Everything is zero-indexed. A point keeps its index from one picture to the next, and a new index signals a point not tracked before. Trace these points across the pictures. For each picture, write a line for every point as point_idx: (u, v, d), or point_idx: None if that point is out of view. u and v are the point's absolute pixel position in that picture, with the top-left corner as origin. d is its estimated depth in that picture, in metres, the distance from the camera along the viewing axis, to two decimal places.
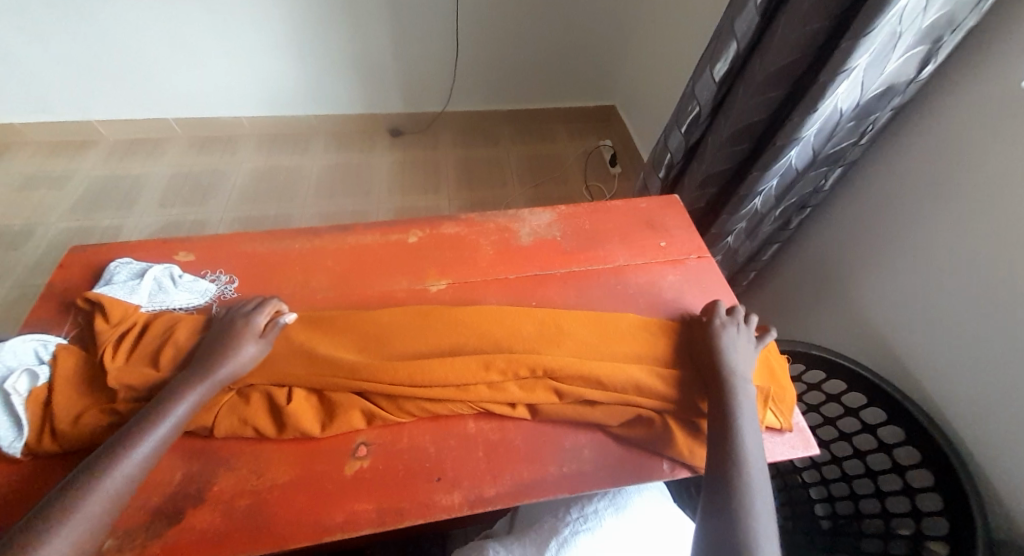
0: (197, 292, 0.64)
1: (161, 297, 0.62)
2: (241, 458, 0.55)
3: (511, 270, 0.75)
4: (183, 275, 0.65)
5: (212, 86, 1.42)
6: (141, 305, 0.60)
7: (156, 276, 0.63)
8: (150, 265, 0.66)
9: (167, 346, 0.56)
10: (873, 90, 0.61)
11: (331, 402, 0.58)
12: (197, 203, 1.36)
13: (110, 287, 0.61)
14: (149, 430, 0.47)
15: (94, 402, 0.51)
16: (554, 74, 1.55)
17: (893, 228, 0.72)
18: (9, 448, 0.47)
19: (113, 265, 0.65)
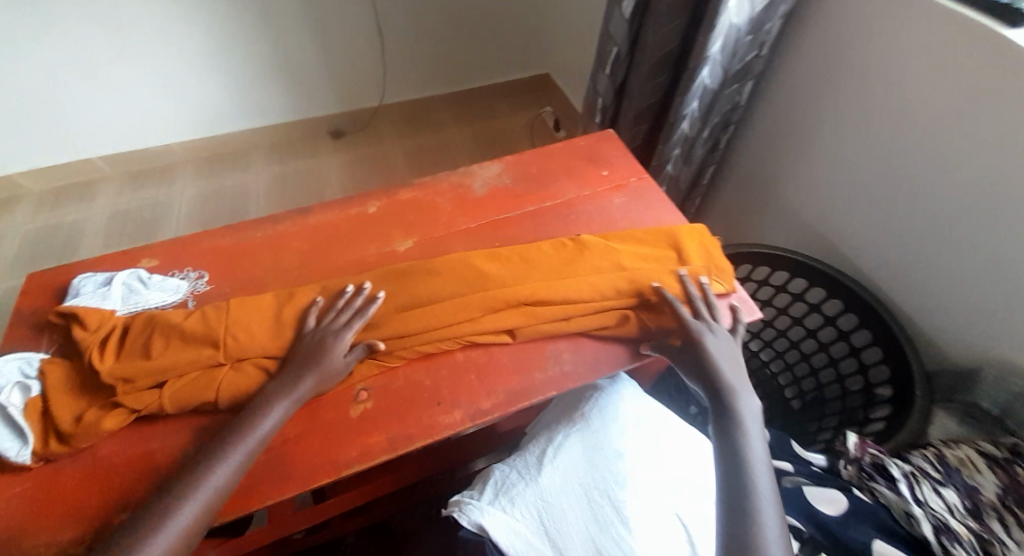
0: (170, 289, 0.59)
1: (136, 298, 0.57)
2: None
3: (474, 219, 0.71)
4: (153, 275, 0.61)
5: (134, 118, 1.47)
6: (116, 309, 0.56)
7: (125, 280, 0.59)
8: (117, 273, 0.61)
9: (154, 336, 0.52)
10: (760, 2, 0.71)
11: None
12: (146, 237, 1.42)
13: (79, 298, 0.55)
14: (242, 439, 0.44)
15: (95, 400, 0.49)
16: (484, 49, 1.68)
17: (808, 123, 0.82)
18: (17, 456, 0.45)
19: (76, 280, 0.59)
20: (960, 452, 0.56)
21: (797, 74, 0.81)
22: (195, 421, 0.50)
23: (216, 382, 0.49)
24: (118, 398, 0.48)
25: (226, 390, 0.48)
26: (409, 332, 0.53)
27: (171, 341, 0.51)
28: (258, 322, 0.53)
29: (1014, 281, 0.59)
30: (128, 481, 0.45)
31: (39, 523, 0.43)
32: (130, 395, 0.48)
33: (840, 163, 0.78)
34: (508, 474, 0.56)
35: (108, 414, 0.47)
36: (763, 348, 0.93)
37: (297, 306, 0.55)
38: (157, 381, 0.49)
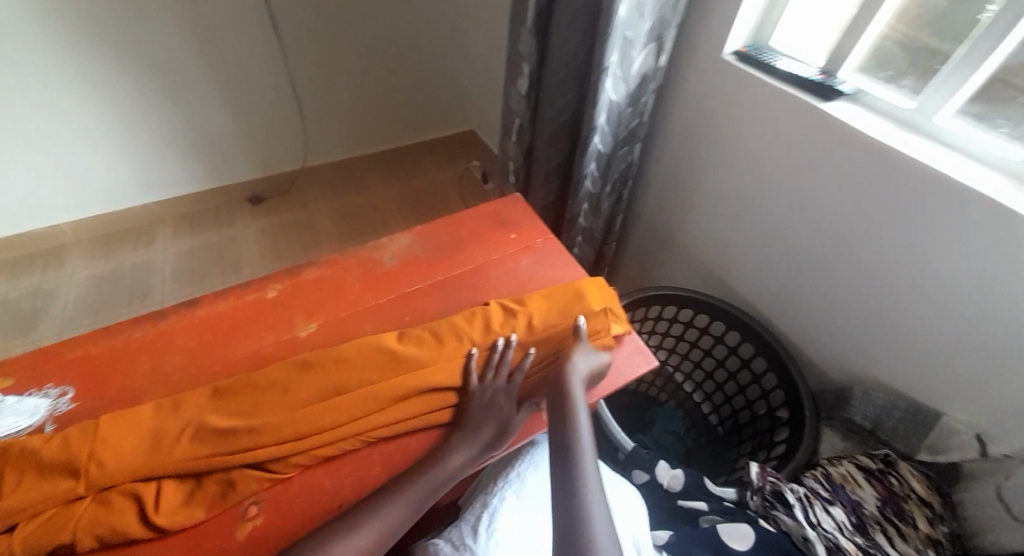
0: (27, 412, 0.53)
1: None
2: None
3: (383, 295, 0.70)
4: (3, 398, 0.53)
5: (14, 201, 1.34)
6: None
7: None
8: None
9: (5, 471, 0.45)
10: (633, 80, 0.78)
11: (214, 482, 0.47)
12: (26, 332, 1.26)
13: None
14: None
15: None
16: (402, 111, 1.72)
17: (689, 176, 0.89)
18: None
19: None
20: (843, 468, 0.63)
21: (673, 137, 0.89)
22: None
23: (74, 521, 0.42)
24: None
25: (86, 531, 0.42)
26: (306, 434, 0.50)
27: (26, 475, 0.44)
28: (130, 439, 0.48)
29: (870, 309, 0.66)
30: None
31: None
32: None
33: (720, 214, 0.86)
34: (444, 549, 0.54)
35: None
36: (686, 379, 0.99)
37: (179, 416, 0.50)
38: (3, 527, 0.42)
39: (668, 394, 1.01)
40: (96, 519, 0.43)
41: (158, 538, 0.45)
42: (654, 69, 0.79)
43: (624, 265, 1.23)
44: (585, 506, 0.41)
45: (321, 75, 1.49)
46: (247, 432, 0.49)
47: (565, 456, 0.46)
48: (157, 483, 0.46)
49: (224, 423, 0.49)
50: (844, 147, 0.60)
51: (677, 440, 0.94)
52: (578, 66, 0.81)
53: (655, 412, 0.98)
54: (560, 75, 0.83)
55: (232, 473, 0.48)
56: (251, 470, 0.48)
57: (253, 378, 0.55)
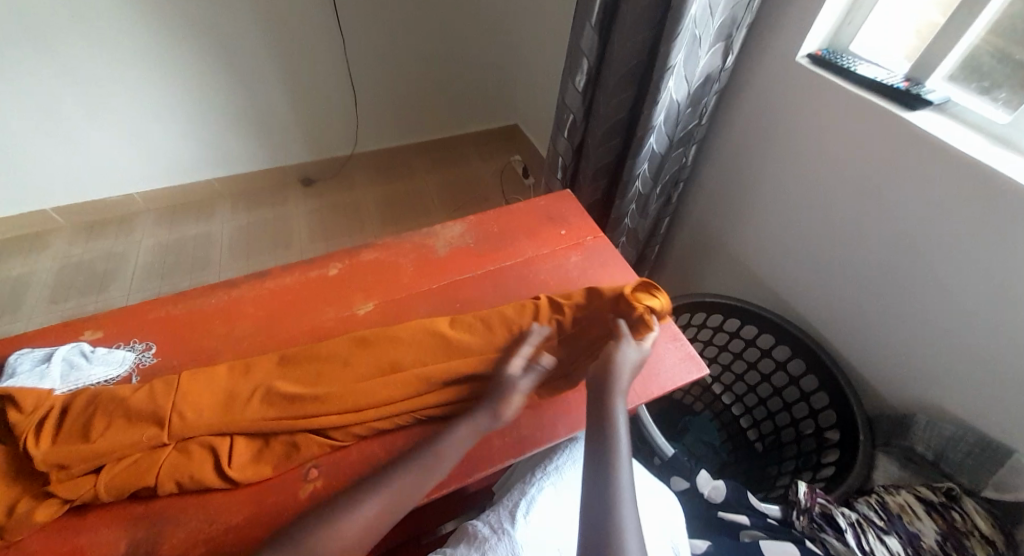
0: (115, 363, 0.58)
1: (76, 375, 0.55)
2: (187, 511, 0.47)
3: (434, 280, 0.72)
4: (96, 348, 0.59)
5: (94, 170, 1.44)
6: (55, 388, 0.53)
7: (66, 355, 0.56)
8: (56, 347, 0.58)
9: (94, 415, 0.49)
10: (696, 80, 0.77)
11: (277, 444, 0.51)
12: (97, 291, 1.36)
13: (13, 377, 0.52)
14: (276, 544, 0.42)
15: (24, 489, 0.46)
16: (453, 102, 1.74)
17: (747, 182, 0.87)
18: None
19: (11, 357, 0.56)
20: (901, 498, 0.60)
21: (733, 141, 0.87)
22: (133, 509, 0.47)
23: (158, 467, 0.47)
24: (51, 488, 0.45)
25: (168, 477, 0.46)
26: (366, 408, 0.52)
27: (113, 421, 0.48)
28: (205, 396, 0.51)
29: (938, 331, 0.63)
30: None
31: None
32: (64, 485, 0.45)
33: (778, 223, 0.83)
34: (482, 529, 0.54)
35: (40, 506, 0.44)
36: (725, 391, 0.97)
37: (248, 380, 0.54)
38: (94, 467, 0.46)
39: (703, 404, 0.98)
40: (177, 466, 0.47)
41: (229, 490, 0.49)
42: (719, 70, 0.78)
43: (667, 269, 1.21)
44: (615, 508, 0.42)
45: (379, 63, 1.53)
46: (312, 399, 0.52)
47: (600, 458, 0.46)
48: (229, 439, 0.50)
49: (290, 390, 0.52)
50: (926, 160, 0.58)
51: (711, 452, 0.91)
52: (638, 65, 0.80)
53: (689, 420, 0.96)
54: (618, 75, 0.82)
55: (297, 437, 0.51)
56: (313, 435, 0.51)
57: (314, 350, 0.57)
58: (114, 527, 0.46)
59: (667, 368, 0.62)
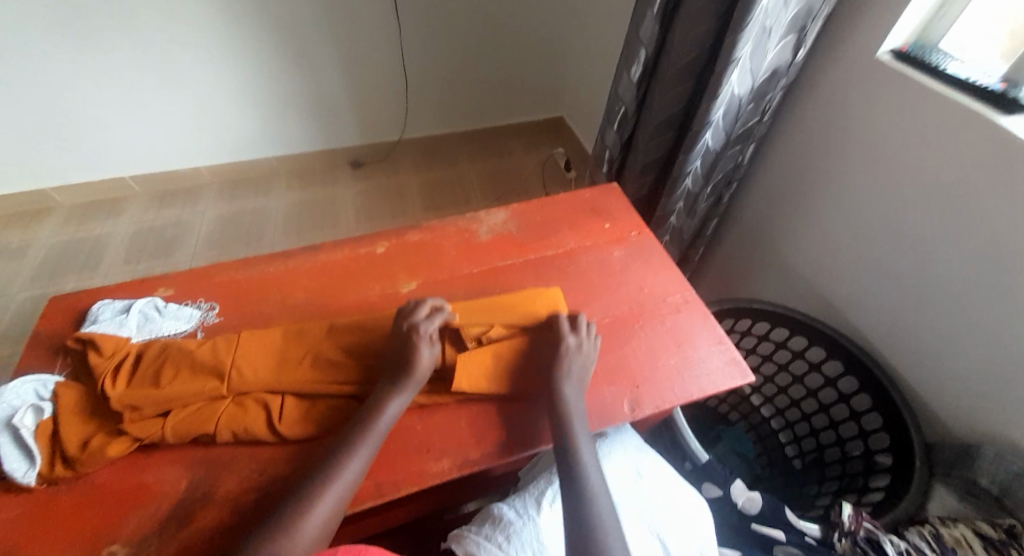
0: (183, 319, 0.63)
1: (151, 326, 0.61)
2: (240, 460, 0.51)
3: (477, 264, 0.73)
4: (168, 304, 0.64)
5: (167, 142, 1.55)
6: (130, 336, 0.58)
7: (142, 308, 0.62)
8: (133, 301, 0.64)
9: (164, 365, 0.53)
10: (761, 75, 0.74)
11: (324, 407, 0.53)
12: (164, 255, 1.46)
13: (96, 324, 0.59)
14: (330, 485, 0.44)
15: (101, 425, 0.50)
16: (504, 92, 1.75)
17: (808, 184, 0.83)
18: (23, 478, 0.47)
19: (95, 307, 0.62)
20: (957, 531, 0.57)
21: (797, 140, 0.84)
22: (193, 453, 0.51)
23: (217, 416, 0.50)
24: (124, 426, 0.49)
25: (225, 426, 0.50)
26: None
27: (180, 370, 0.53)
28: (260, 355, 0.55)
29: (1013, 355, 0.58)
30: (125, 509, 0.47)
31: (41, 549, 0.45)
32: (135, 424, 0.49)
33: (839, 231, 0.79)
34: (507, 513, 0.54)
35: (112, 441, 0.49)
36: (765, 404, 0.93)
37: (301, 344, 0.57)
38: (161, 411, 0.51)
39: (739, 415, 0.95)
40: (235, 416, 0.51)
41: (278, 444, 0.52)
42: (787, 65, 0.74)
43: (711, 272, 1.18)
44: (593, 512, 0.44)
45: (432, 48, 1.55)
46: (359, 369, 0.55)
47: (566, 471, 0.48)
48: (281, 397, 0.53)
49: (337, 356, 0.56)
50: (1016, 169, 0.53)
51: (744, 463, 0.89)
52: (700, 56, 0.78)
53: (723, 430, 0.94)
54: (678, 67, 0.80)
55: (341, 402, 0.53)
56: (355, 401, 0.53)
57: (362, 323, 0.59)
58: (175, 468, 0.50)
59: (707, 374, 0.60)
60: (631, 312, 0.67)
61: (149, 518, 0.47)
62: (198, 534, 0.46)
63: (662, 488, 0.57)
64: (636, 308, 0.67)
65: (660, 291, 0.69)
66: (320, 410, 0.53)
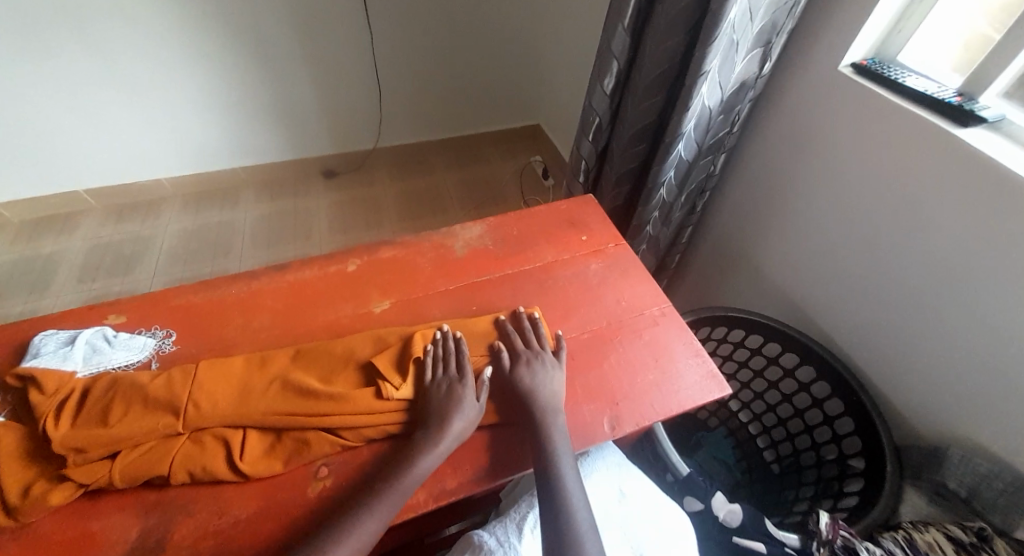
0: (136, 348, 0.59)
1: (99, 358, 0.56)
2: (199, 502, 0.47)
3: (452, 281, 0.71)
4: (118, 333, 0.60)
5: (126, 154, 1.48)
6: (76, 370, 0.54)
7: (89, 339, 0.57)
8: (79, 330, 0.59)
9: (115, 401, 0.50)
10: (731, 87, 0.75)
11: (290, 441, 0.50)
12: (124, 273, 1.39)
13: (36, 359, 0.54)
14: (342, 533, 0.43)
15: (44, 469, 0.46)
16: (477, 100, 1.74)
17: (778, 192, 0.85)
18: None
19: (36, 338, 0.57)
20: (929, 535, 0.58)
21: (766, 152, 0.85)
22: (147, 496, 0.48)
23: (172, 455, 0.47)
24: (68, 471, 0.45)
25: (182, 467, 0.47)
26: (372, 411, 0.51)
27: (132, 406, 0.49)
28: (220, 386, 0.52)
29: (977, 360, 0.60)
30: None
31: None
32: (80, 468, 0.46)
33: (809, 241, 0.81)
34: (487, 540, 0.52)
35: (55, 488, 0.45)
36: (742, 409, 0.93)
37: (265, 374, 0.54)
38: (110, 452, 0.47)
39: (718, 420, 0.95)
40: (191, 456, 0.48)
41: (241, 483, 0.49)
42: (755, 77, 0.75)
43: (686, 279, 1.19)
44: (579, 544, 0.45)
45: (403, 56, 1.53)
46: (326, 400, 0.51)
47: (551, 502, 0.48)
48: (243, 431, 0.50)
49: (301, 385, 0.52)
50: (974, 180, 0.55)
51: (724, 470, 0.89)
52: (670, 70, 0.78)
53: (704, 436, 0.94)
54: (649, 78, 0.80)
55: (308, 433, 0.50)
56: (324, 433, 0.50)
57: (324, 349, 0.57)
58: (127, 514, 0.46)
59: (684, 388, 0.59)
60: (609, 326, 0.66)
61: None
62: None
63: (644, 505, 0.57)
64: (615, 322, 0.67)
65: (638, 304, 0.69)
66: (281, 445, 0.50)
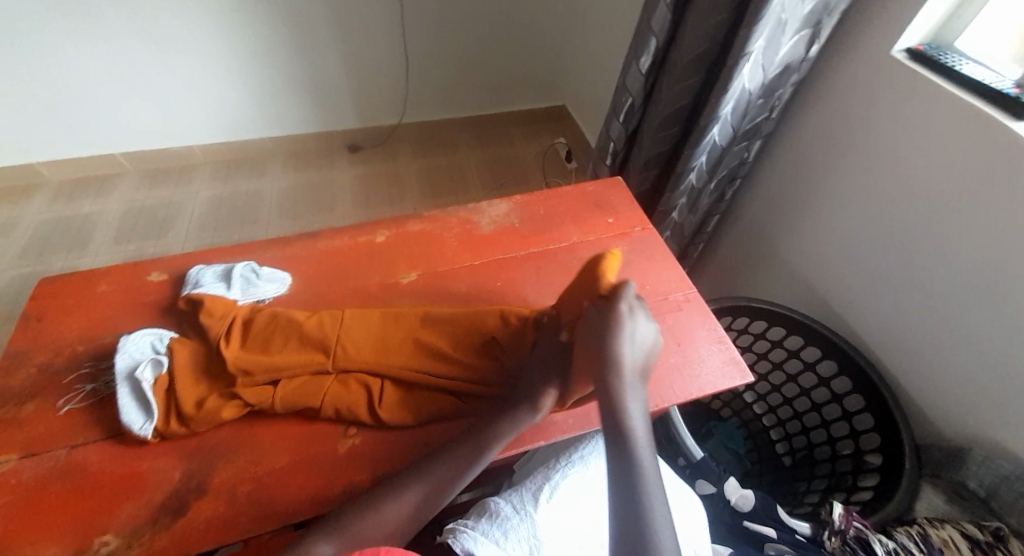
0: (277, 282, 0.67)
1: (252, 289, 0.66)
2: (239, 449, 0.53)
3: (477, 257, 0.72)
4: (260, 269, 0.69)
5: (158, 120, 1.51)
6: (238, 299, 0.64)
7: (241, 272, 0.67)
8: (231, 266, 0.69)
9: (274, 335, 0.58)
10: (773, 70, 0.73)
11: (415, 397, 0.56)
12: (157, 236, 1.43)
13: (204, 288, 0.65)
14: (404, 492, 0.47)
15: (213, 388, 0.55)
16: (506, 79, 1.72)
17: (814, 182, 0.83)
18: (141, 430, 0.52)
19: (197, 272, 0.68)
20: (944, 532, 0.58)
21: (807, 141, 0.83)
22: (271, 427, 0.55)
23: (324, 390, 0.55)
24: (237, 390, 0.54)
25: (331, 402, 0.54)
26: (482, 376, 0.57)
27: (289, 341, 0.58)
28: (363, 335, 0.59)
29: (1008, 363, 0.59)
30: (124, 496, 0.49)
31: (42, 532, 0.47)
32: (248, 389, 0.54)
33: (841, 234, 0.79)
34: (503, 508, 0.54)
35: (226, 404, 0.53)
36: (756, 401, 0.93)
37: (398, 326, 0.61)
38: (271, 379, 0.55)
39: (731, 411, 0.95)
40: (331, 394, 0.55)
41: (371, 427, 0.55)
42: (801, 61, 0.73)
43: (710, 268, 1.18)
44: (645, 502, 0.37)
45: (433, 30, 1.51)
46: (451, 362, 0.57)
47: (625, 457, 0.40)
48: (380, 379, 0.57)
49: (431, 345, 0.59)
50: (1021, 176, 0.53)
51: (734, 459, 0.90)
52: (711, 50, 0.76)
53: (715, 425, 0.94)
54: (687, 59, 0.78)
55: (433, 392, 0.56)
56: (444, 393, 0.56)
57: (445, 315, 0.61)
58: (174, 457, 0.52)
59: (702, 375, 0.60)
60: None
61: (145, 506, 0.49)
62: (195, 522, 0.48)
63: (656, 484, 0.58)
64: None
65: (662, 290, 0.69)
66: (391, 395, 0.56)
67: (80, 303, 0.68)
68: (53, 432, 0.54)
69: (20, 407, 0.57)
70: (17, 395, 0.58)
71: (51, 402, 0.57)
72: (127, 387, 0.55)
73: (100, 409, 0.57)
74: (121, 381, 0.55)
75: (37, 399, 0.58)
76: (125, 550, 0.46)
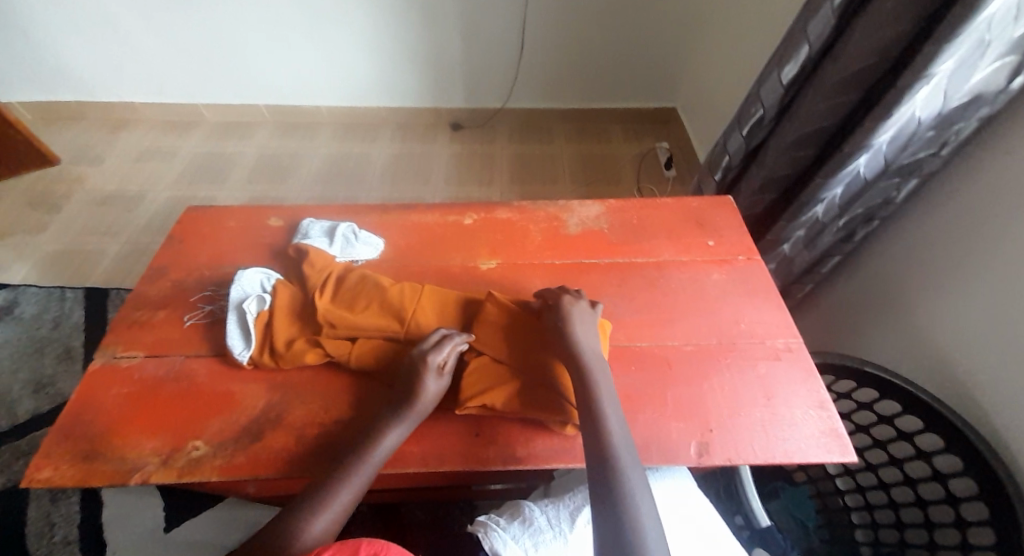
0: (372, 247, 0.71)
1: (349, 250, 0.70)
2: (315, 393, 0.56)
3: (559, 256, 0.70)
4: (360, 231, 0.73)
5: (294, 78, 1.65)
6: (335, 255, 0.68)
7: (343, 232, 0.71)
8: (335, 223, 0.73)
9: (360, 294, 0.60)
10: (957, 99, 0.61)
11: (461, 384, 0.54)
12: (278, 182, 1.58)
13: (310, 240, 0.69)
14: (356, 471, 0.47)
15: (302, 331, 0.59)
16: (622, 75, 1.65)
17: (981, 239, 0.68)
18: (240, 355, 0.57)
19: (305, 223, 0.73)
20: None
21: (981, 188, 0.68)
22: (332, 379, 0.57)
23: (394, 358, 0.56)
24: (321, 339, 0.57)
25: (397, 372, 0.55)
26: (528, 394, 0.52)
27: (372, 303, 0.59)
28: (438, 316, 0.59)
29: None
30: (214, 411, 0.55)
31: (146, 426, 0.53)
32: (330, 340, 0.57)
33: (998, 306, 0.66)
34: (537, 518, 0.52)
35: (310, 350, 0.56)
36: (842, 475, 0.82)
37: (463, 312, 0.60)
38: (351, 335, 0.57)
39: (807, 477, 0.84)
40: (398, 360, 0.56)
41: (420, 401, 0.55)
42: (997, 92, 0.60)
43: (818, 312, 1.06)
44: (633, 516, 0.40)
45: (556, 20, 1.50)
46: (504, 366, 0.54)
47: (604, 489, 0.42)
48: None
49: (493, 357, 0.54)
50: None
51: (799, 530, 0.79)
52: (876, 68, 0.66)
53: (781, 487, 0.84)
54: (841, 75, 0.69)
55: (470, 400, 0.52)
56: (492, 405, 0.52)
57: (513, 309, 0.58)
58: (259, 387, 0.57)
59: (794, 437, 0.53)
60: (719, 345, 0.61)
61: (230, 424, 0.54)
62: (266, 452, 0.51)
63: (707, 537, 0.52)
64: (726, 343, 0.61)
65: (754, 331, 0.62)
66: (454, 370, 0.55)
67: (211, 232, 0.76)
68: (171, 342, 0.62)
69: (153, 313, 0.65)
70: (152, 302, 0.67)
71: (177, 314, 0.65)
72: (235, 315, 0.61)
73: (209, 330, 0.63)
74: (230, 309, 0.61)
75: (166, 310, 0.66)
76: (208, 460, 0.51)
